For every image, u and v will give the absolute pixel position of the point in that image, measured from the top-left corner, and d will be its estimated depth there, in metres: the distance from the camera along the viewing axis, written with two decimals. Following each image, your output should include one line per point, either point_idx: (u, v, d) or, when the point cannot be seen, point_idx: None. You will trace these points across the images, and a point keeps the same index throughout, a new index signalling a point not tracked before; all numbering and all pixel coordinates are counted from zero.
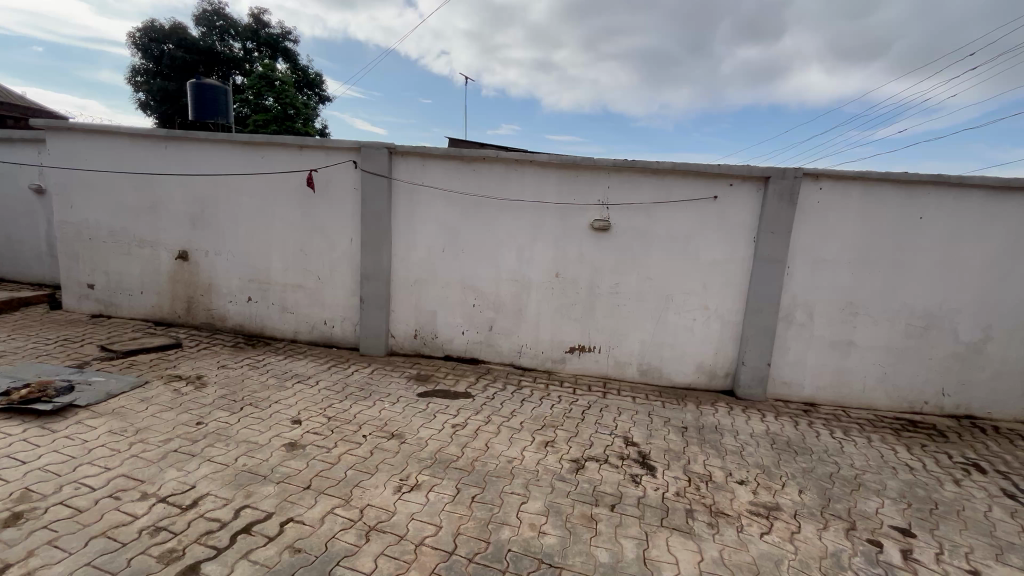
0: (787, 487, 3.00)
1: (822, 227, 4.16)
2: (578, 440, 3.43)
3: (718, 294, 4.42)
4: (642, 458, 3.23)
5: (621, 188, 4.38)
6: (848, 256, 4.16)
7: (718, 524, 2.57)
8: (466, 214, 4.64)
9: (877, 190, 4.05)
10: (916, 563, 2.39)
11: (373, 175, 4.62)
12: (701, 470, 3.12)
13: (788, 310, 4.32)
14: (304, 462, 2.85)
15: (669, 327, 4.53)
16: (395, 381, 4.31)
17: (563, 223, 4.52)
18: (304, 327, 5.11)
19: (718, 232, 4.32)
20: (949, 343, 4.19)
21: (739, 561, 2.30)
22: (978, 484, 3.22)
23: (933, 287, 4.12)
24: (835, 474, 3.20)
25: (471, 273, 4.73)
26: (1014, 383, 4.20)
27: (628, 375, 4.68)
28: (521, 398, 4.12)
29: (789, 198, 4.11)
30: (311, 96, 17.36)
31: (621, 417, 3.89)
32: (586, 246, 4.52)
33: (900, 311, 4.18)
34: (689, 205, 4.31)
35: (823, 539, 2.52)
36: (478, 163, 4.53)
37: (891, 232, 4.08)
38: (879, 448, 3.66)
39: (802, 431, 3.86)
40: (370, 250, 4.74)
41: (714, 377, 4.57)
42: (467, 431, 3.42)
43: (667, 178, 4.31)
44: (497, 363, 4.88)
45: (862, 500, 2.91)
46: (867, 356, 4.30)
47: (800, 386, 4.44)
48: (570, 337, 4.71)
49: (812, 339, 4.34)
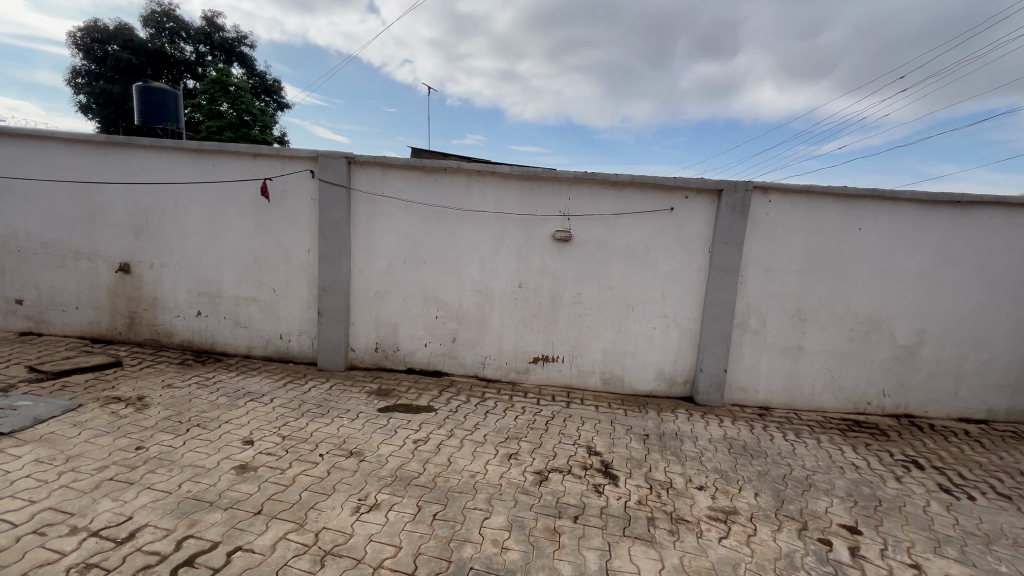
0: (744, 490, 3.09)
1: (772, 238, 4.35)
2: (541, 451, 3.41)
3: (676, 303, 4.53)
4: (605, 467, 3.25)
5: (582, 200, 4.45)
6: (796, 265, 4.36)
7: (678, 531, 2.61)
8: (428, 225, 4.59)
9: (820, 203, 4.28)
10: (863, 560, 2.49)
11: (331, 185, 4.51)
12: (662, 478, 3.17)
13: (742, 317, 4.48)
14: (256, 485, 2.71)
15: (630, 336, 4.61)
16: (355, 396, 4.18)
17: (525, 234, 4.54)
18: (258, 342, 4.91)
19: (676, 243, 4.44)
20: (889, 347, 4.45)
21: (699, 567, 2.34)
22: (917, 480, 3.41)
23: (873, 293, 4.37)
24: (788, 476, 3.32)
25: (433, 284, 4.68)
26: (947, 383, 4.50)
27: (591, 384, 4.73)
28: (484, 410, 4.08)
29: (740, 210, 4.28)
30: (269, 102, 16.89)
31: (584, 426, 3.91)
32: (549, 256, 4.55)
33: (844, 317, 4.42)
34: (647, 216, 4.42)
35: (778, 541, 2.59)
36: (439, 174, 4.50)
37: (834, 242, 4.32)
38: (828, 448, 3.83)
39: (757, 435, 3.99)
40: (328, 261, 4.62)
41: (674, 384, 4.67)
42: (430, 446, 3.35)
43: (626, 191, 4.41)
44: (460, 375, 4.83)
45: (813, 501, 3.03)
46: (815, 360, 4.51)
47: (754, 391, 4.59)
48: (534, 348, 4.71)
49: (764, 346, 4.52)
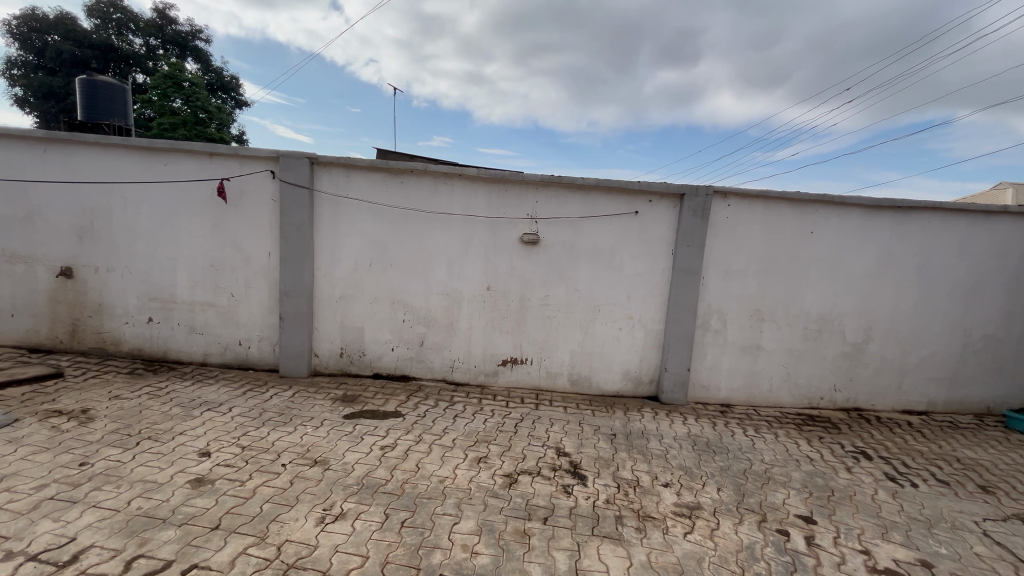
0: (707, 486, 3.18)
1: (731, 241, 4.50)
2: (510, 454, 3.41)
3: (641, 304, 4.63)
4: (573, 468, 3.28)
5: (549, 203, 4.49)
6: (754, 267, 4.54)
7: (645, 528, 2.66)
8: (395, 228, 4.52)
9: (775, 208, 4.47)
10: (818, 548, 2.61)
11: (293, 186, 4.38)
12: (629, 476, 3.23)
13: (705, 317, 4.62)
14: (213, 499, 2.59)
15: (597, 337, 4.68)
16: (319, 403, 4.07)
17: (493, 236, 4.53)
18: (216, 348, 4.71)
19: (640, 245, 4.54)
20: (839, 344, 4.69)
21: (665, 563, 2.39)
22: (866, 470, 3.60)
23: (825, 294, 4.60)
24: (748, 470, 3.44)
25: (400, 287, 4.61)
26: (891, 378, 4.77)
27: (560, 385, 4.77)
28: (453, 414, 4.04)
29: (701, 214, 4.42)
30: (226, 100, 16.26)
31: (552, 428, 3.94)
32: (517, 259, 4.57)
33: (798, 316, 4.62)
34: (613, 220, 4.50)
35: (739, 534, 2.68)
36: (406, 176, 4.45)
37: (788, 245, 4.52)
38: (785, 442, 3.99)
39: (719, 431, 4.12)
40: (290, 265, 4.48)
41: (640, 384, 4.76)
42: (397, 452, 3.30)
43: (592, 194, 4.47)
44: (428, 379, 4.77)
45: (771, 493, 3.15)
46: (773, 358, 4.70)
47: (716, 389, 4.74)
48: (503, 350, 4.72)
49: (725, 345, 4.68)
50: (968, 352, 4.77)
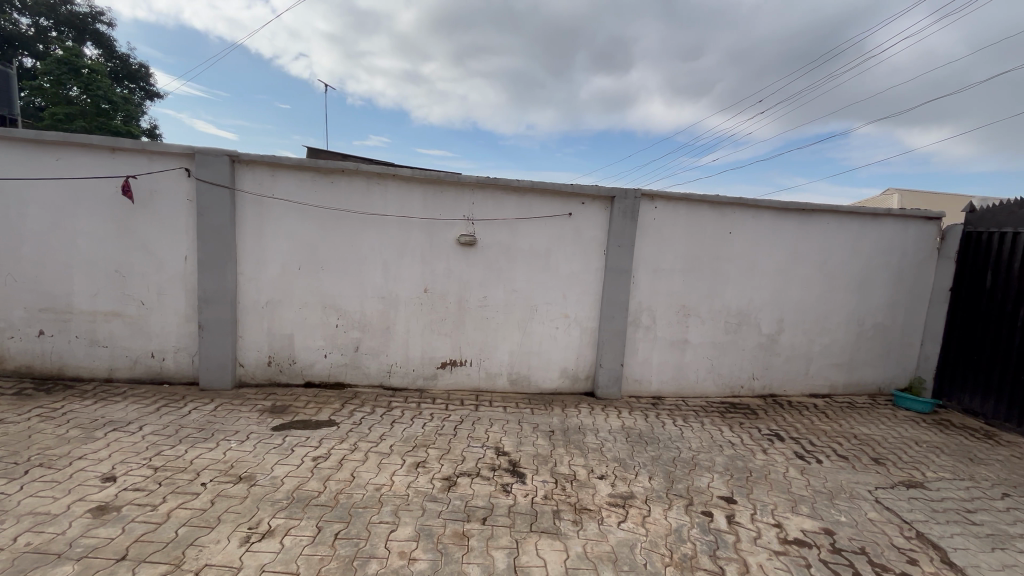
0: (640, 475, 3.34)
1: (659, 241, 4.75)
2: (449, 456, 3.39)
3: (577, 303, 4.76)
4: (512, 466, 3.31)
5: (485, 204, 4.51)
6: (679, 265, 4.81)
7: (581, 520, 2.75)
8: (325, 229, 4.35)
9: (698, 210, 4.77)
10: (738, 525, 2.82)
11: (211, 185, 4.09)
12: (567, 471, 3.32)
13: (636, 314, 4.84)
14: (120, 527, 2.37)
15: (535, 336, 4.76)
16: (244, 416, 3.83)
17: (430, 238, 4.49)
18: (123, 362, 4.29)
19: (575, 246, 4.67)
20: (756, 335, 5.08)
21: (600, 552, 2.47)
22: (779, 451, 3.93)
23: (742, 289, 4.96)
24: (677, 458, 3.65)
25: (333, 291, 4.44)
26: (800, 365, 5.24)
27: (499, 386, 4.80)
28: (390, 420, 3.95)
29: (631, 215, 4.62)
30: (133, 90, 14.88)
31: (492, 428, 3.96)
32: (454, 261, 4.55)
33: (720, 311, 4.96)
34: (548, 221, 4.60)
35: (668, 518, 2.84)
36: (337, 176, 4.29)
37: (710, 245, 4.83)
38: (709, 429, 4.27)
39: (651, 422, 4.33)
40: (210, 269, 4.18)
41: (577, 380, 4.90)
42: (331, 462, 3.18)
43: (527, 196, 4.55)
44: (365, 386, 4.63)
45: (697, 478, 3.36)
46: (698, 351, 5.01)
47: (648, 382, 4.98)
48: (441, 353, 4.67)
49: (655, 340, 4.92)
50: (863, 339, 5.34)
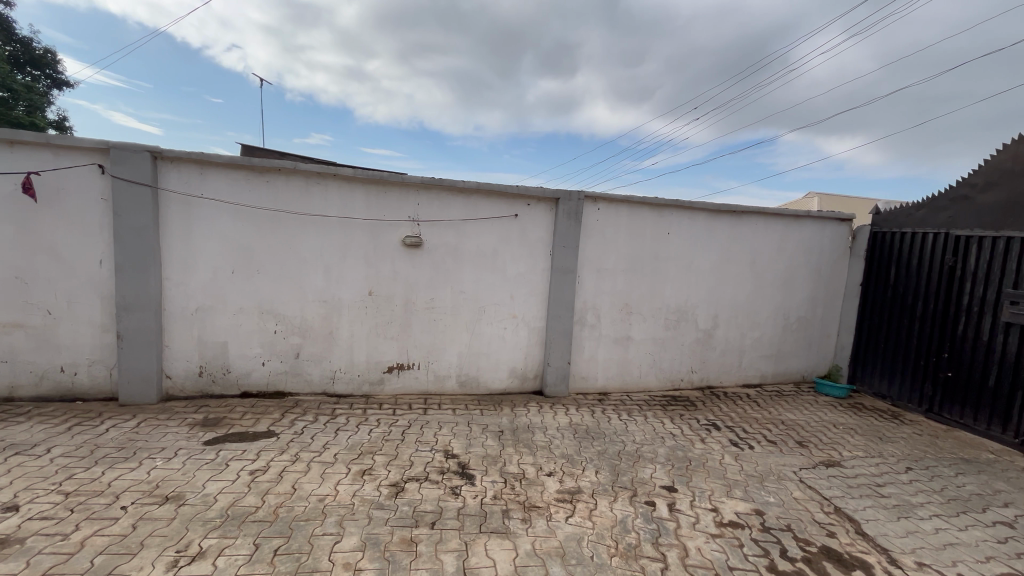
0: (586, 470, 3.42)
1: (602, 242, 4.89)
2: (397, 462, 3.32)
3: (524, 304, 4.81)
4: (461, 469, 3.30)
5: (431, 205, 4.46)
6: (622, 265, 4.98)
7: (530, 518, 2.78)
8: (261, 231, 4.14)
9: (638, 211, 4.96)
10: (678, 512, 2.96)
11: (130, 183, 3.78)
12: (516, 470, 3.34)
13: (582, 313, 4.96)
14: (23, 561, 2.14)
15: (483, 337, 4.76)
16: (172, 431, 3.57)
17: (374, 240, 4.38)
18: (27, 378, 3.88)
19: (521, 247, 4.72)
20: (694, 331, 5.34)
21: (549, 548, 2.52)
22: (715, 439, 4.16)
23: (680, 287, 5.21)
24: (622, 451, 3.77)
25: (270, 296, 4.23)
26: (734, 357, 5.57)
27: (448, 388, 4.76)
28: (334, 428, 3.81)
29: (575, 217, 4.73)
30: (38, 78, 13.49)
31: (441, 431, 3.92)
32: (400, 263, 4.46)
33: (660, 308, 5.18)
34: (494, 222, 4.62)
35: (614, 510, 2.93)
36: (273, 175, 4.09)
37: (650, 245, 5.04)
38: (652, 422, 4.44)
39: (597, 418, 4.45)
40: (130, 274, 3.86)
41: (525, 380, 4.95)
42: (270, 475, 3.02)
43: (473, 197, 4.54)
44: (307, 394, 4.45)
45: (641, 469, 3.49)
46: (641, 347, 5.20)
47: (594, 379, 5.11)
48: (388, 357, 4.57)
49: (600, 338, 5.06)
50: (788, 332, 5.75)
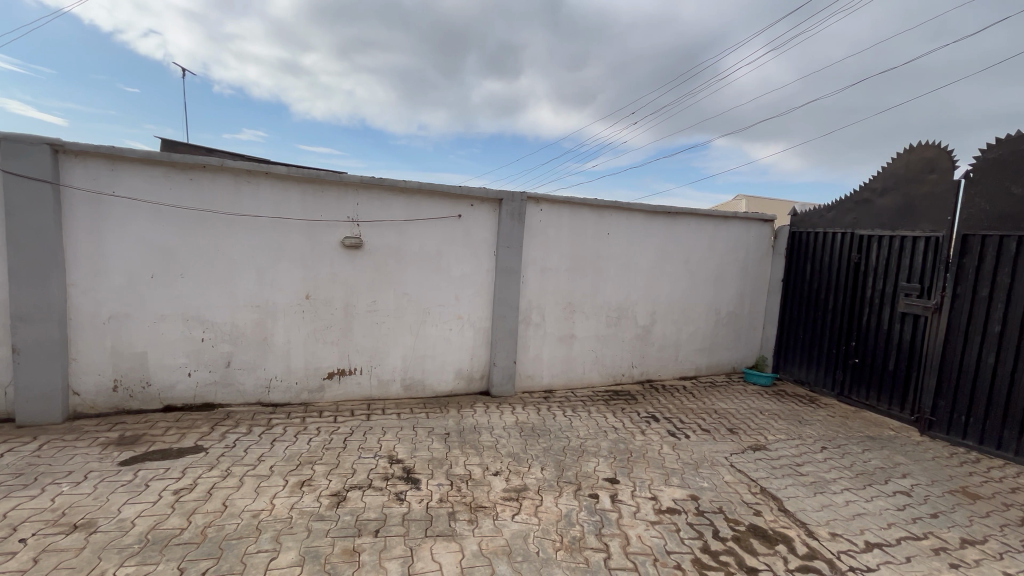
0: (532, 467, 3.47)
1: (545, 242, 4.98)
2: (338, 471, 3.21)
3: (469, 304, 4.80)
4: (407, 474, 3.24)
5: (371, 205, 4.34)
6: (564, 265, 5.09)
7: (477, 518, 2.78)
8: (184, 232, 3.85)
9: (579, 212, 5.08)
10: (620, 502, 3.06)
11: (26, 179, 3.40)
12: (462, 471, 3.33)
13: (526, 313, 5.01)
14: None
15: (428, 339, 4.70)
16: (82, 452, 3.25)
17: (310, 241, 4.20)
18: None
19: (465, 248, 4.71)
20: (633, 327, 5.56)
21: (495, 547, 2.53)
22: (655, 430, 4.34)
23: (620, 285, 5.40)
24: (567, 447, 3.86)
25: (196, 301, 3.95)
26: (671, 351, 5.84)
27: (393, 392, 4.66)
28: (270, 439, 3.63)
29: (518, 217, 4.77)
30: None
31: (385, 437, 3.82)
32: (339, 265, 4.31)
33: (601, 306, 5.34)
34: (438, 223, 4.57)
35: (559, 505, 2.99)
36: (196, 172, 3.82)
37: (591, 245, 5.18)
38: (596, 417, 4.58)
39: (543, 416, 4.52)
40: (28, 280, 3.47)
41: (471, 381, 4.94)
42: (197, 493, 2.83)
43: (415, 197, 4.47)
44: (239, 404, 4.19)
45: (585, 463, 3.58)
46: (584, 344, 5.34)
47: (540, 377, 5.19)
48: (328, 363, 4.41)
49: (545, 337, 5.15)
50: (719, 326, 6.12)
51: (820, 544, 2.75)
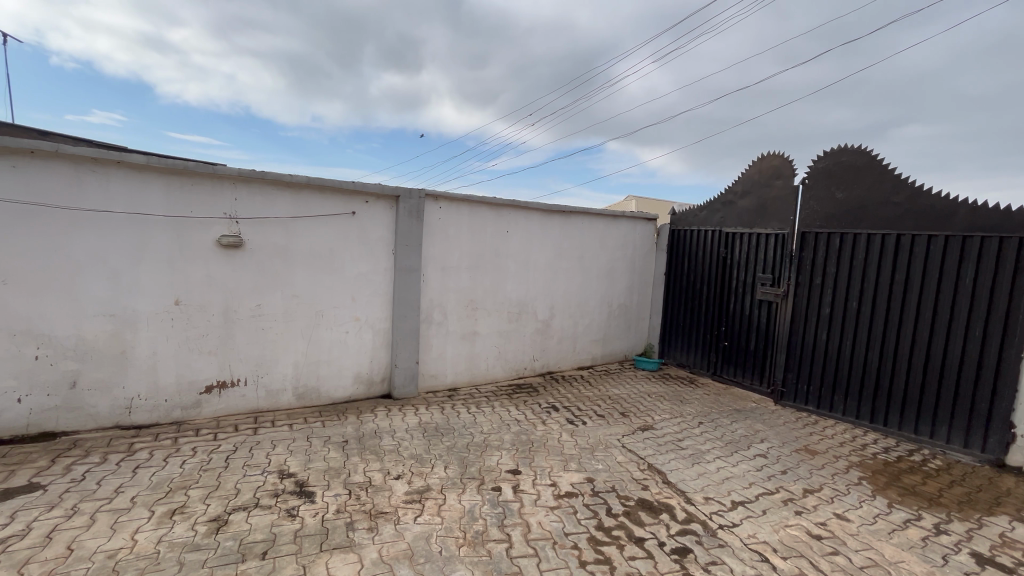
0: (436, 467, 3.44)
1: (445, 240, 4.94)
2: (218, 493, 2.91)
3: (367, 305, 4.61)
4: (299, 487, 3.04)
5: (251, 201, 3.98)
6: (465, 263, 5.10)
7: (377, 525, 2.69)
8: (7, 230, 3.21)
9: (478, 210, 5.12)
10: (522, 492, 3.16)
11: None
12: (362, 478, 3.20)
13: (428, 312, 4.95)
14: None
15: (323, 344, 4.44)
16: None
17: (179, 239, 3.74)
18: None
19: (361, 246, 4.51)
20: (534, 322, 5.75)
21: (396, 552, 2.47)
22: (555, 420, 4.54)
23: (520, 282, 5.55)
24: (470, 443, 3.88)
25: (27, 312, 3.32)
26: (569, 343, 6.14)
27: (283, 402, 4.33)
28: (133, 466, 3.18)
29: (416, 215, 4.68)
30: None
31: (275, 450, 3.54)
32: (215, 266, 3.89)
33: (503, 302, 5.45)
34: (329, 220, 4.32)
35: (462, 501, 3.00)
36: (21, 158, 3.20)
37: (491, 243, 5.26)
38: (499, 411, 4.66)
39: (446, 414, 4.50)
40: None
41: (372, 384, 4.76)
42: (33, 539, 2.39)
43: (303, 192, 4.18)
44: (91, 430, 3.61)
45: (488, 458, 3.63)
46: (486, 341, 5.41)
47: (444, 376, 5.16)
48: (205, 375, 3.97)
49: (448, 335, 5.12)
50: (612, 317, 6.55)
51: (696, 508, 3.08)
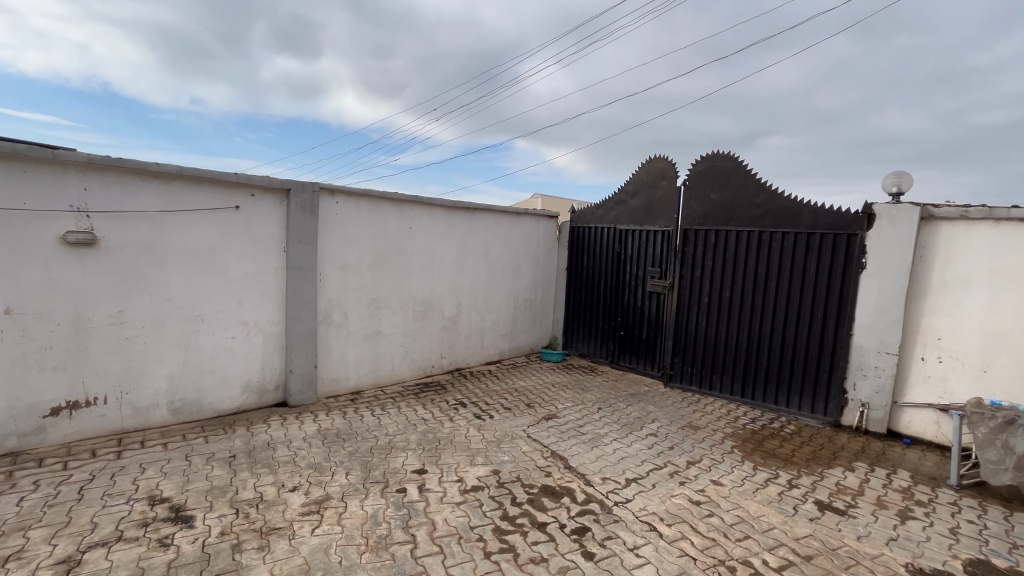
0: (336, 474, 3.28)
1: (343, 237, 4.71)
2: (69, 531, 2.51)
3: (256, 308, 4.25)
4: (175, 513, 2.72)
5: (107, 192, 3.46)
6: (366, 260, 4.91)
7: (269, 543, 2.50)
8: None
9: (379, 206, 4.95)
10: (428, 491, 3.13)
11: None
12: (251, 495, 2.95)
13: (326, 312, 4.69)
14: None
15: (203, 351, 4.01)
16: None
17: (7, 237, 3.13)
18: None
19: (246, 244, 4.13)
20: (440, 319, 5.70)
21: (290, 569, 2.32)
22: (462, 416, 4.55)
23: (425, 279, 5.47)
24: (374, 447, 3.75)
25: None
26: (476, 339, 6.18)
27: (155, 420, 3.85)
28: None
29: (311, 210, 4.40)
30: None
31: (145, 474, 3.14)
32: (59, 268, 3.33)
33: (407, 300, 5.33)
34: (207, 215, 3.91)
35: (365, 507, 2.90)
36: None
37: (393, 240, 5.11)
38: (405, 412, 4.56)
39: (349, 419, 4.30)
40: None
41: (263, 393, 4.41)
42: None
43: (173, 184, 3.73)
44: None
45: (393, 460, 3.55)
46: (391, 340, 5.26)
47: (345, 379, 4.93)
48: (50, 396, 3.39)
49: (349, 336, 4.89)
50: (518, 312, 6.71)
51: (594, 489, 3.28)
